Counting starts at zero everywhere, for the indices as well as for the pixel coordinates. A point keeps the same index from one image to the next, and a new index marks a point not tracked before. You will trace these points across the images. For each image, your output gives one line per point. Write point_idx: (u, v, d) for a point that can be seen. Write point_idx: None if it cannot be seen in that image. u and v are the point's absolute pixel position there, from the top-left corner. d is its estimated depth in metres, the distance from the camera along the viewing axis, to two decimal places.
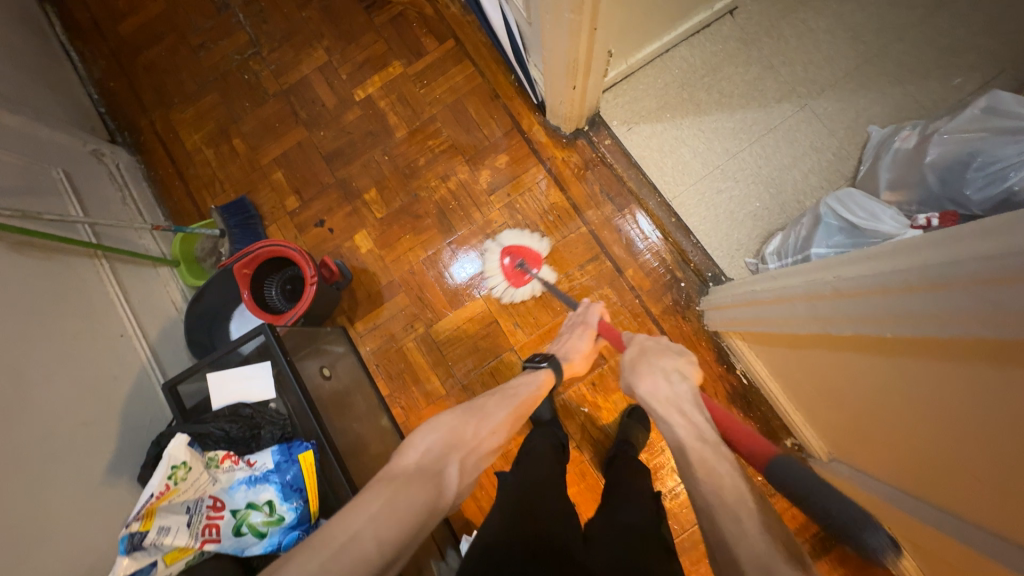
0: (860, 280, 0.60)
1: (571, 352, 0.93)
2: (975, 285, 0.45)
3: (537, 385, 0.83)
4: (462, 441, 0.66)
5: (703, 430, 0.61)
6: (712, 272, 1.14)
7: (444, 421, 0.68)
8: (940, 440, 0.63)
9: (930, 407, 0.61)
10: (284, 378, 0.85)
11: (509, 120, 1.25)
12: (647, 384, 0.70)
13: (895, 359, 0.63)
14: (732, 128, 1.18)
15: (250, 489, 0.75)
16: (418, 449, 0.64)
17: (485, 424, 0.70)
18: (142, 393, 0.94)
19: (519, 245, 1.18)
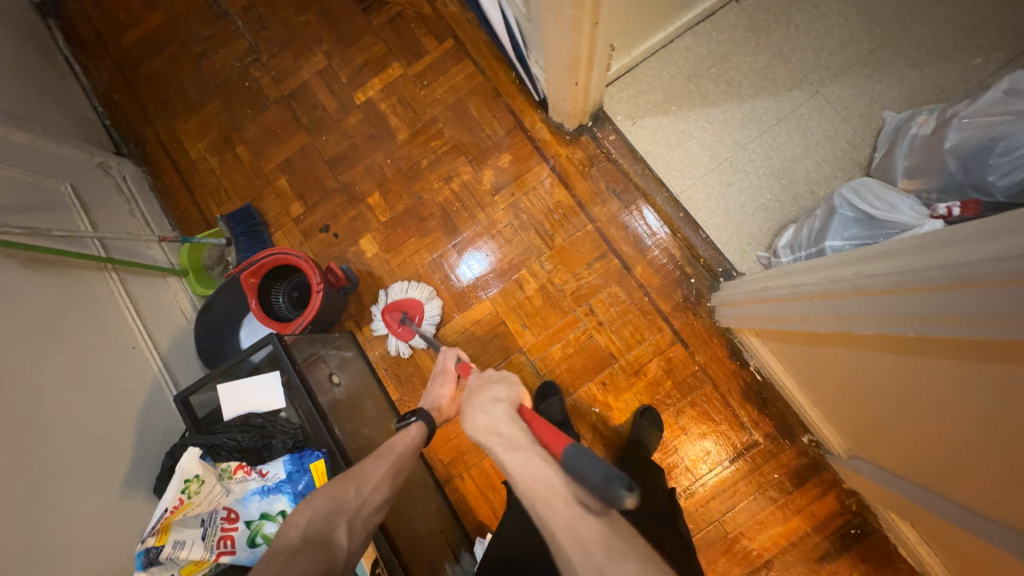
0: (881, 279, 0.58)
1: (436, 402, 0.84)
2: (1008, 287, 0.42)
3: (409, 445, 0.75)
4: (343, 506, 0.65)
5: (517, 441, 0.56)
6: (723, 267, 1.12)
7: (324, 488, 0.67)
8: (963, 439, 0.61)
9: (953, 407, 0.60)
10: (294, 388, 0.84)
11: (511, 118, 1.23)
12: (466, 420, 0.61)
13: (915, 358, 0.61)
14: (741, 119, 1.15)
15: (264, 500, 0.75)
16: (298, 522, 0.64)
17: (368, 484, 0.68)
18: (156, 403, 0.95)
19: (401, 300, 1.17)
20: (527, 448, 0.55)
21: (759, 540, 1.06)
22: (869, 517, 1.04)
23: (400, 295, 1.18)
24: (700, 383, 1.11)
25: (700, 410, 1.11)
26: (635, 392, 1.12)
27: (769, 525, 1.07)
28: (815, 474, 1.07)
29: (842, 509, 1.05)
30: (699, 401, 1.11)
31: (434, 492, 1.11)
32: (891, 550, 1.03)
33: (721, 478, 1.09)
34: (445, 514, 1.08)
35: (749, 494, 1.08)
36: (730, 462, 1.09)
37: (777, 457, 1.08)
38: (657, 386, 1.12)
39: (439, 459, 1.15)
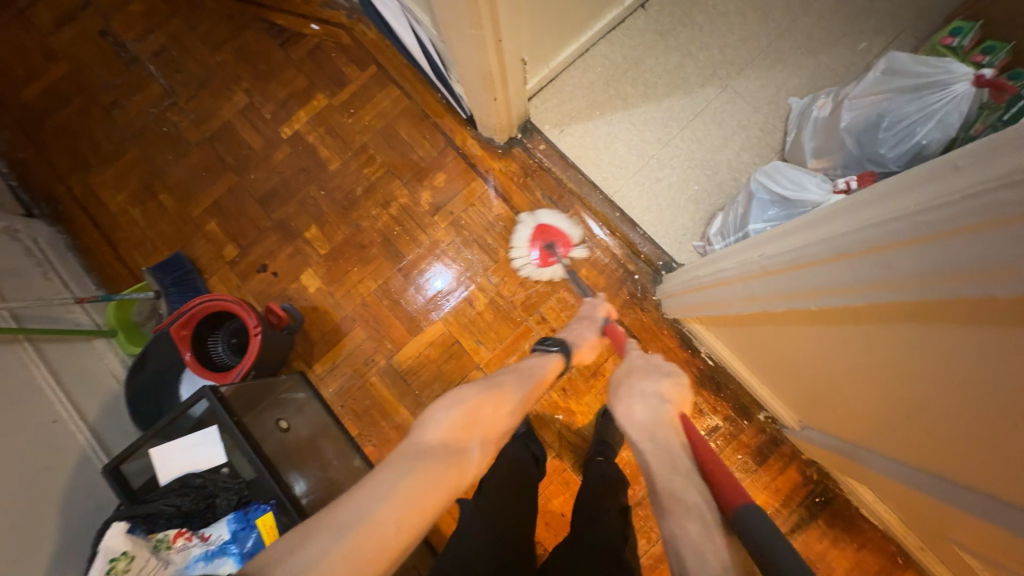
0: (793, 254, 0.60)
1: (579, 342, 0.93)
2: (898, 248, 0.45)
3: (549, 368, 0.83)
4: (481, 420, 0.66)
5: (674, 456, 0.52)
6: (663, 260, 1.15)
7: (464, 396, 0.68)
8: (888, 396, 0.65)
9: (877, 368, 0.63)
10: (234, 442, 0.80)
11: (443, 137, 1.24)
12: (623, 408, 0.62)
13: (833, 327, 0.65)
14: (661, 117, 1.19)
15: (208, 565, 0.71)
16: (440, 423, 0.63)
17: (503, 405, 0.70)
18: (85, 479, 0.88)
19: (551, 228, 1.17)
20: (688, 469, 0.49)
21: None
22: (830, 483, 1.08)
23: (551, 221, 1.17)
24: None
25: None
26: (595, 393, 1.13)
27: None
28: (774, 449, 1.10)
29: (804, 479, 1.09)
30: None
31: None
32: (853, 512, 1.07)
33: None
34: (417, 551, 1.04)
35: None
36: None
37: (738, 438, 1.11)
38: None
39: None
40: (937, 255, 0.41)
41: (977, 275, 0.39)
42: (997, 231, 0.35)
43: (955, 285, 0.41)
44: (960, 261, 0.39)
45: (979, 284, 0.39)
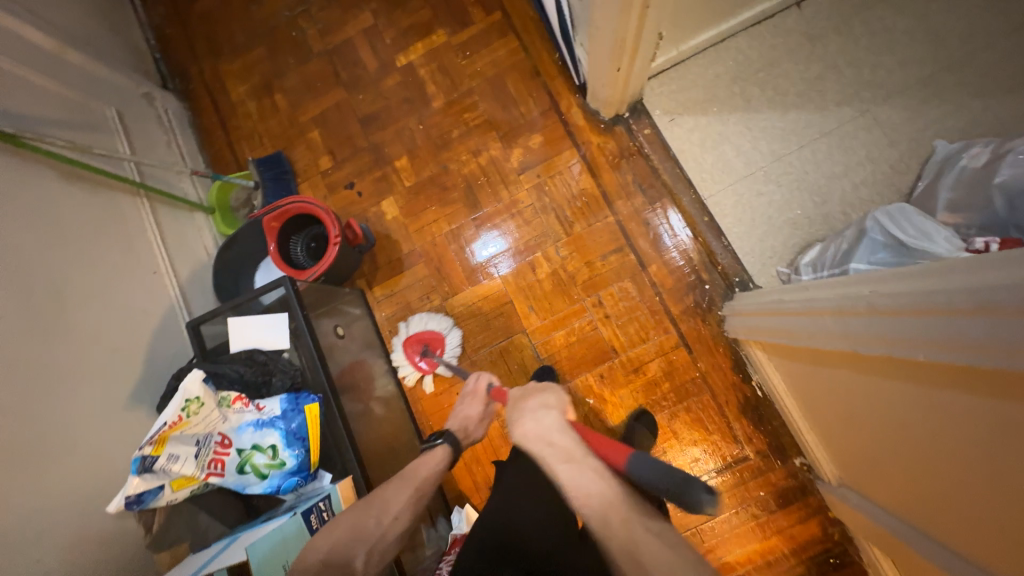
0: (896, 297, 0.56)
1: (465, 421, 0.88)
2: (1021, 315, 0.41)
3: (438, 460, 0.79)
4: (365, 534, 0.67)
5: (571, 454, 0.62)
6: (739, 277, 1.10)
7: (341, 519, 0.68)
8: (953, 476, 0.60)
9: (946, 441, 0.58)
10: (299, 333, 0.87)
11: (548, 99, 1.22)
12: (519, 427, 0.67)
13: (915, 386, 0.60)
14: (782, 128, 1.11)
15: (257, 432, 0.76)
16: (319, 548, 0.64)
17: (387, 513, 0.70)
18: (170, 328, 0.98)
19: (421, 332, 1.18)
20: (581, 462, 0.60)
21: (736, 554, 1.06)
22: (850, 549, 1.03)
23: (422, 327, 1.18)
24: (698, 390, 1.10)
25: (694, 417, 1.10)
26: (631, 389, 1.12)
27: (748, 541, 1.06)
28: (801, 497, 1.05)
29: (824, 536, 1.04)
30: (695, 408, 1.10)
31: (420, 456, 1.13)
32: None
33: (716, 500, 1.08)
34: None
35: (729, 508, 1.07)
36: (719, 474, 1.08)
37: (765, 475, 1.07)
38: (655, 387, 1.11)
39: (430, 426, 1.18)
40: None
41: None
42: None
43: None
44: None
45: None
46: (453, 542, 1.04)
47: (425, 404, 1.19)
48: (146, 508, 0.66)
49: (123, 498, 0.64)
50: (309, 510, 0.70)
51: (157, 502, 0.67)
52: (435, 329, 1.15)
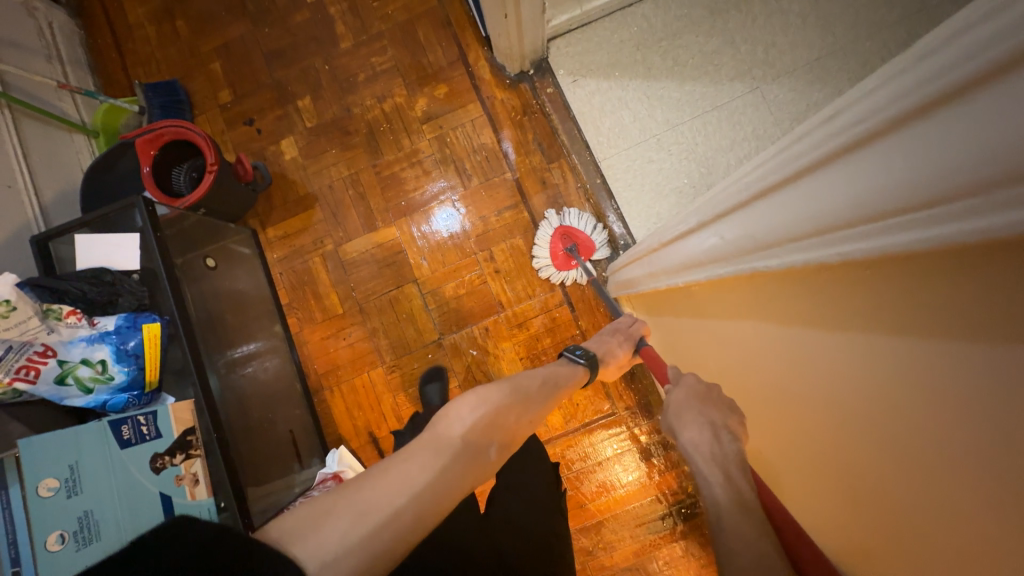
0: (710, 212, 0.50)
1: (607, 354, 0.87)
2: (794, 194, 0.35)
3: (570, 383, 0.78)
4: (503, 426, 0.62)
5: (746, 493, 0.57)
6: (624, 240, 1.14)
7: (488, 393, 0.64)
8: (809, 427, 0.50)
9: (779, 378, 0.53)
10: (150, 253, 0.84)
11: (457, 50, 1.20)
12: (691, 434, 0.59)
13: (753, 319, 0.55)
14: (677, 98, 1.14)
15: (87, 346, 0.74)
16: (462, 419, 0.59)
17: (525, 414, 0.66)
18: (19, 244, 0.93)
19: (572, 229, 1.12)
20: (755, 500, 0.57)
21: (597, 502, 1.10)
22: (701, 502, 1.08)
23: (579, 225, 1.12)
24: None
25: None
26: (514, 342, 1.14)
27: (612, 489, 1.11)
28: (662, 451, 1.11)
29: (678, 488, 1.10)
30: None
31: (300, 396, 1.13)
32: None
33: (592, 457, 1.12)
34: (304, 421, 1.11)
35: (597, 459, 1.12)
36: (592, 427, 1.13)
37: (631, 430, 1.12)
38: (536, 343, 1.14)
39: (315, 370, 1.18)
40: (829, 198, 0.31)
41: (923, 204, 0.24)
42: (977, 101, 0.21)
43: (872, 235, 0.28)
44: (860, 197, 0.28)
45: (900, 226, 0.26)
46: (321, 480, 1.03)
47: (311, 348, 1.18)
48: None
49: None
50: (121, 420, 0.69)
51: None
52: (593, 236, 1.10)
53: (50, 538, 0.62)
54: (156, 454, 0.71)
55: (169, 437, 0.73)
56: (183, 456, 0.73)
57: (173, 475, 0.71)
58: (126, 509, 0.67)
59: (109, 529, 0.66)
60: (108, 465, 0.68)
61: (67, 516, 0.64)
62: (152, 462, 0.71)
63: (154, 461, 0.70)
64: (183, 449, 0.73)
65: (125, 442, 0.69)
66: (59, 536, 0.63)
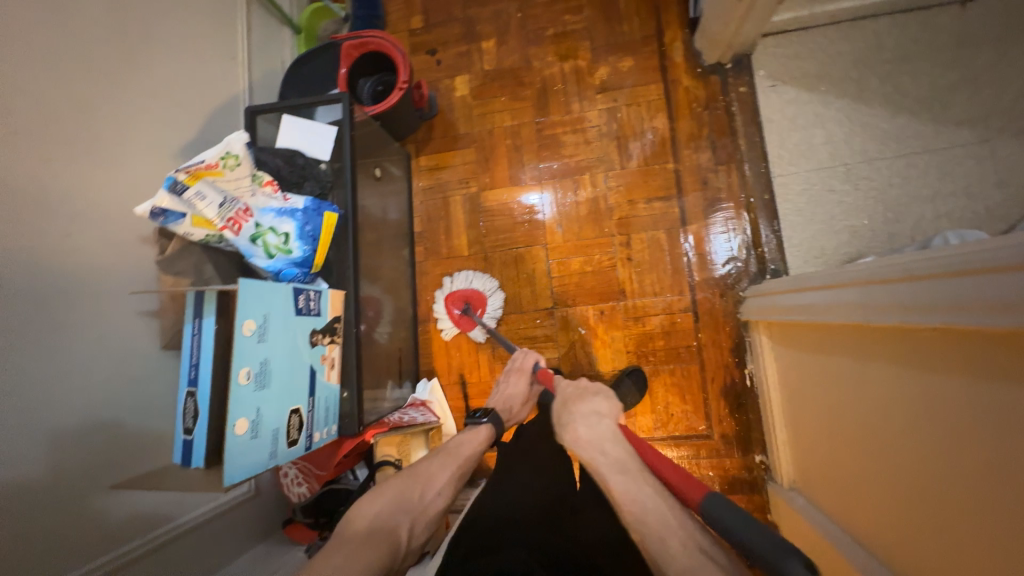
0: (905, 269, 0.60)
1: (508, 402, 0.98)
2: (1008, 272, 0.45)
3: (480, 442, 0.84)
4: (410, 504, 0.69)
5: (622, 462, 0.65)
6: (774, 265, 1.06)
7: (387, 485, 0.71)
8: (932, 466, 0.58)
9: (905, 422, 0.63)
10: (341, 149, 0.90)
11: (655, 26, 1.16)
12: (571, 432, 0.75)
13: (898, 368, 0.64)
14: (885, 130, 1.02)
15: (277, 218, 0.80)
16: (366, 514, 0.66)
17: (432, 486, 0.73)
18: (230, 112, 1.04)
19: (465, 289, 1.19)
20: (634, 470, 0.63)
21: None
22: None
23: (466, 285, 1.19)
24: (689, 358, 1.09)
25: (675, 381, 1.09)
26: (624, 334, 1.12)
27: None
28: (747, 491, 1.05)
29: None
30: (679, 373, 1.09)
31: (409, 321, 1.19)
32: None
33: None
34: (407, 344, 1.16)
35: None
36: (680, 444, 1.08)
37: (721, 459, 1.06)
38: (648, 341, 1.11)
39: (427, 301, 1.22)
40: None
41: None
42: None
43: None
44: None
45: None
46: (412, 405, 1.09)
47: (428, 280, 1.23)
48: (166, 227, 0.70)
49: (150, 206, 0.67)
50: (300, 289, 0.73)
51: (176, 228, 0.71)
52: (481, 289, 1.16)
53: (241, 374, 0.62)
54: (314, 329, 0.76)
55: (324, 318, 0.79)
56: (329, 338, 0.79)
57: (321, 352, 0.78)
58: (291, 369, 0.70)
59: (275, 381, 0.67)
60: (286, 326, 0.70)
61: (252, 356, 0.64)
62: (310, 334, 0.75)
63: (313, 336, 0.76)
64: (330, 332, 0.80)
65: (299, 310, 0.72)
66: (246, 374, 0.63)
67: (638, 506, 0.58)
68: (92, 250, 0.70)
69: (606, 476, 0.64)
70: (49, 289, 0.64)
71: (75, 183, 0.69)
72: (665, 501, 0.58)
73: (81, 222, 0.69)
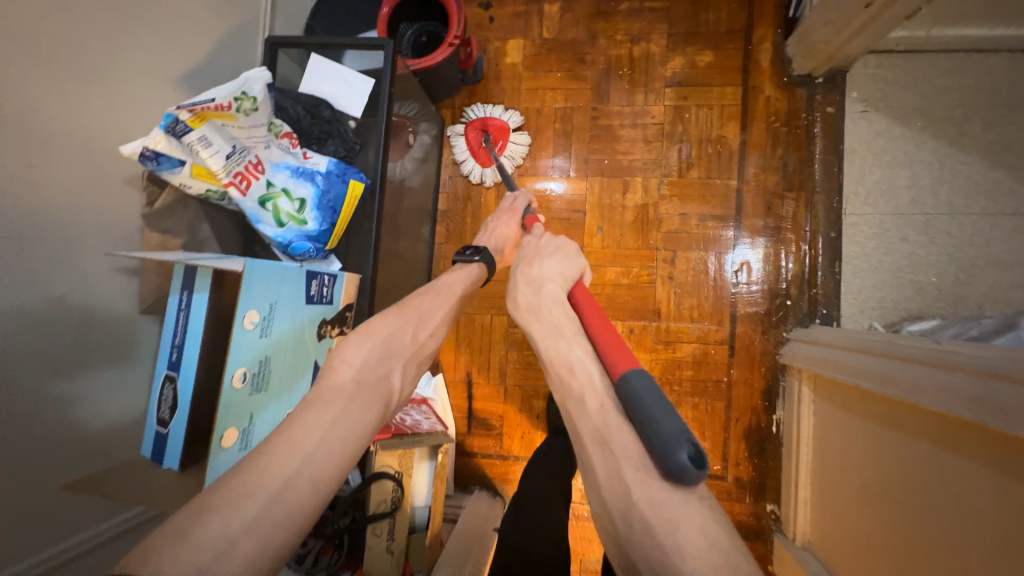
0: (995, 365, 0.53)
1: (499, 244, 0.83)
2: None
3: (471, 280, 0.74)
4: (398, 347, 0.58)
5: (560, 326, 0.58)
6: (826, 310, 0.97)
7: (377, 327, 0.58)
8: (948, 559, 0.56)
9: (934, 510, 0.59)
10: (377, 106, 0.76)
11: (746, 20, 1.03)
12: (515, 292, 0.64)
13: (944, 457, 0.59)
14: (977, 183, 0.90)
15: (292, 178, 0.67)
16: (348, 362, 0.54)
17: (424, 328, 0.62)
18: (249, 38, 0.88)
19: (486, 120, 1.07)
20: (570, 335, 0.57)
21: None
22: None
23: (486, 115, 1.08)
24: (716, 394, 1.02)
25: (697, 416, 1.02)
26: (652, 357, 1.03)
27: None
28: (752, 538, 1.00)
29: None
30: (703, 407, 1.02)
31: None
32: None
33: None
34: None
35: None
36: None
37: (730, 502, 1.01)
38: (675, 369, 1.03)
39: None
40: None
41: None
42: None
43: None
44: None
45: None
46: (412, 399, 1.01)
47: (448, 265, 1.11)
48: (160, 175, 0.58)
49: (140, 147, 0.54)
50: (314, 273, 0.61)
51: (171, 177, 0.59)
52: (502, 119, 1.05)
53: (235, 376, 0.51)
54: (322, 320, 0.64)
55: (335, 307, 0.67)
56: (337, 330, 0.68)
57: (327, 346, 0.66)
58: (293, 367, 0.60)
59: (274, 383, 0.57)
60: (293, 318, 0.59)
61: (251, 353, 0.53)
62: (318, 325, 0.64)
63: (321, 327, 0.64)
64: (339, 323, 0.68)
65: (310, 298, 0.61)
66: (243, 375, 0.52)
67: (577, 377, 0.54)
68: (61, 188, 0.56)
69: (538, 339, 0.59)
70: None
71: (48, 101, 0.55)
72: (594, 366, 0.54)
73: (51, 152, 0.55)
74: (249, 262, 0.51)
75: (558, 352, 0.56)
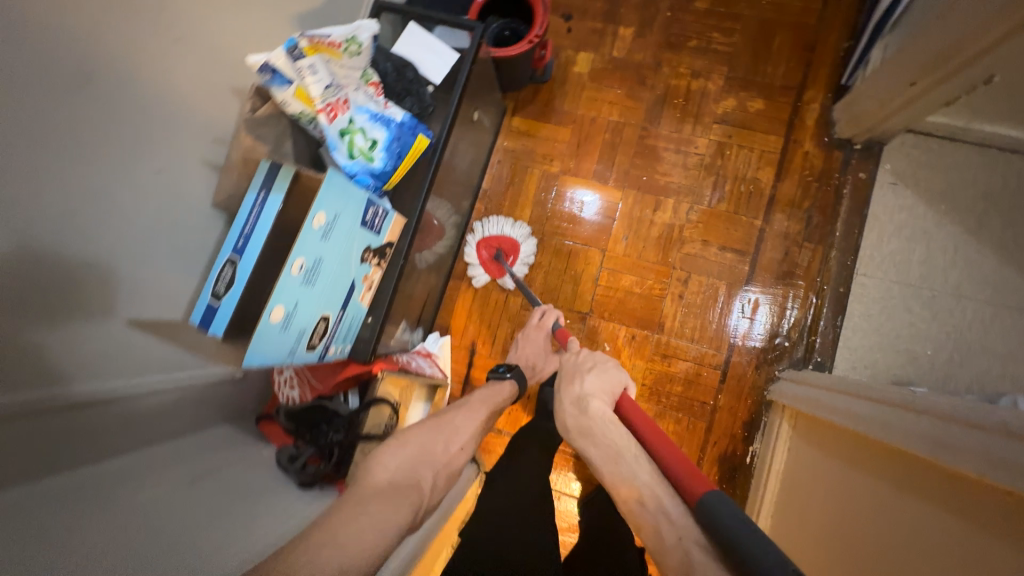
0: (955, 410, 0.58)
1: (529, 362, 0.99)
2: None
3: (500, 398, 0.88)
4: (432, 457, 0.71)
5: (617, 451, 0.63)
6: (819, 359, 1.02)
7: (410, 437, 0.72)
8: None
9: (888, 547, 0.62)
10: (456, 78, 0.85)
11: (800, 79, 1.10)
12: (563, 415, 0.73)
13: (906, 497, 0.62)
14: (987, 274, 0.96)
15: (370, 121, 0.75)
16: (386, 466, 0.65)
17: (454, 441, 0.76)
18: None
19: (495, 237, 1.15)
20: (629, 458, 0.61)
21: None
22: None
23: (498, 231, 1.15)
24: (700, 414, 1.06)
25: (677, 430, 1.07)
26: (646, 366, 1.09)
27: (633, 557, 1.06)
28: None
29: None
30: (685, 424, 1.06)
31: (445, 272, 1.16)
32: None
33: None
34: (434, 293, 1.13)
35: None
36: None
37: None
38: (666, 382, 1.08)
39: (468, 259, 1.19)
40: None
41: None
42: None
43: None
44: None
45: None
46: (418, 352, 1.08)
47: None
48: (270, 89, 0.68)
49: (263, 60, 0.65)
50: (372, 202, 0.69)
51: (278, 93, 0.69)
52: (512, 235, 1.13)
53: (292, 265, 0.59)
54: (368, 246, 0.72)
55: (380, 239, 0.75)
56: (377, 260, 0.76)
57: (365, 271, 0.74)
58: (335, 277, 0.67)
59: (319, 285, 0.65)
60: (346, 235, 0.66)
61: (308, 251, 0.61)
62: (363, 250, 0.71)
63: (364, 253, 0.72)
64: (380, 253, 0.76)
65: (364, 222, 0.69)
66: (297, 267, 0.60)
67: (648, 500, 0.55)
68: (185, 82, 0.66)
69: (597, 469, 0.64)
70: (128, 104, 0.58)
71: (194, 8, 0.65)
72: (661, 488, 0.56)
73: (186, 50, 0.65)
74: (328, 172, 0.60)
75: (619, 482, 0.59)
